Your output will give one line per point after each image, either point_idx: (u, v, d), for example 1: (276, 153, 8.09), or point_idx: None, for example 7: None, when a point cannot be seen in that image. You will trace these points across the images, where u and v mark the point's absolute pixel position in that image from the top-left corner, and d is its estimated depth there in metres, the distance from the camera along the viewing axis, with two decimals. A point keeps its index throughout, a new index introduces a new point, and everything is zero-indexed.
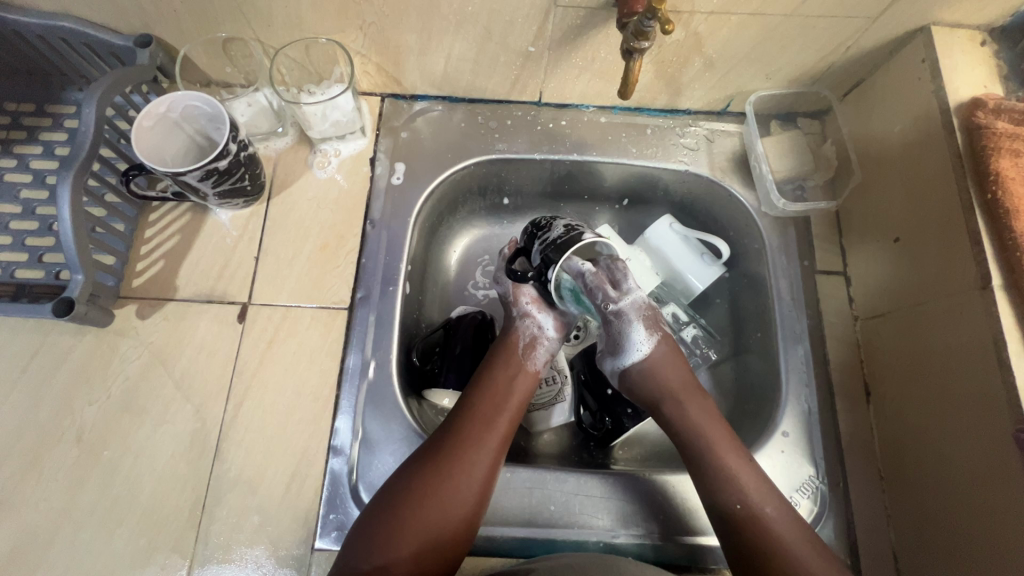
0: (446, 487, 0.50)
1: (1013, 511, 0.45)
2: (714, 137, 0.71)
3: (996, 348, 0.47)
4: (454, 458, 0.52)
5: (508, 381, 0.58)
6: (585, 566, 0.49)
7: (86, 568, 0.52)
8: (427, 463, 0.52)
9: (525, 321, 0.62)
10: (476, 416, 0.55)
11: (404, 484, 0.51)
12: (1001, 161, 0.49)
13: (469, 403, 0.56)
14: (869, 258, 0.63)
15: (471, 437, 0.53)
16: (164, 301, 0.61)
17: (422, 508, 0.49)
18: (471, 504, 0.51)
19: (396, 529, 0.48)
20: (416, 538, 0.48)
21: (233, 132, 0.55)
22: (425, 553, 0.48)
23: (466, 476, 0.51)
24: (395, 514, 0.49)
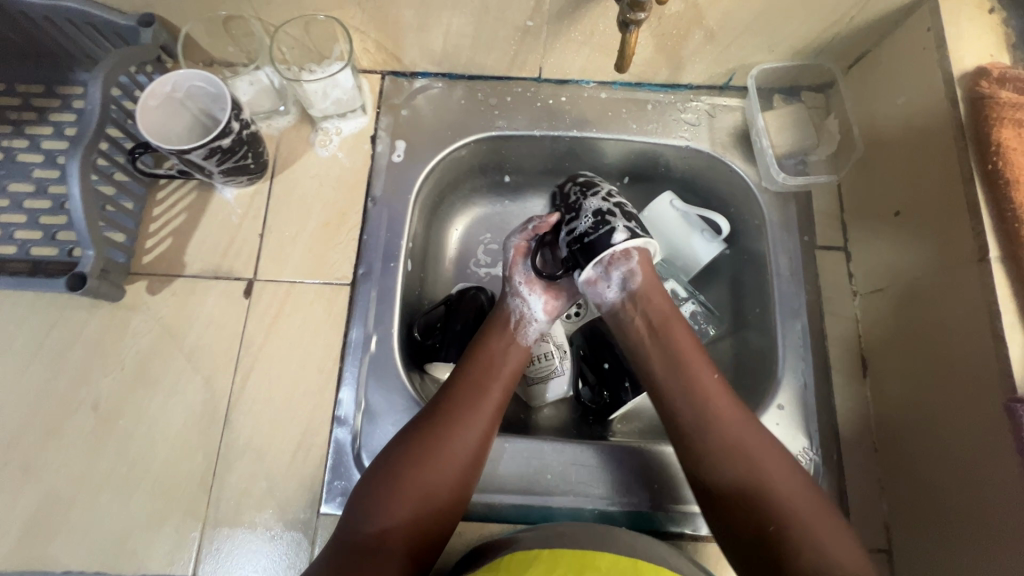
0: (446, 447, 0.52)
1: (1003, 481, 0.45)
2: (716, 112, 0.71)
3: (992, 320, 0.47)
4: (451, 420, 0.54)
5: (501, 351, 0.60)
6: (580, 535, 0.51)
7: (105, 528, 0.55)
8: (422, 430, 0.53)
9: (514, 300, 0.64)
10: (474, 381, 0.57)
11: (401, 449, 0.52)
12: (1004, 132, 0.48)
13: (465, 369, 0.58)
14: (868, 232, 0.63)
15: (465, 403, 0.55)
16: (172, 277, 0.63)
17: (424, 467, 0.51)
18: (466, 469, 0.52)
19: (395, 495, 0.50)
20: (419, 496, 0.50)
21: (235, 110, 0.56)
22: (428, 509, 0.50)
23: (463, 436, 0.53)
24: (399, 476, 0.51)
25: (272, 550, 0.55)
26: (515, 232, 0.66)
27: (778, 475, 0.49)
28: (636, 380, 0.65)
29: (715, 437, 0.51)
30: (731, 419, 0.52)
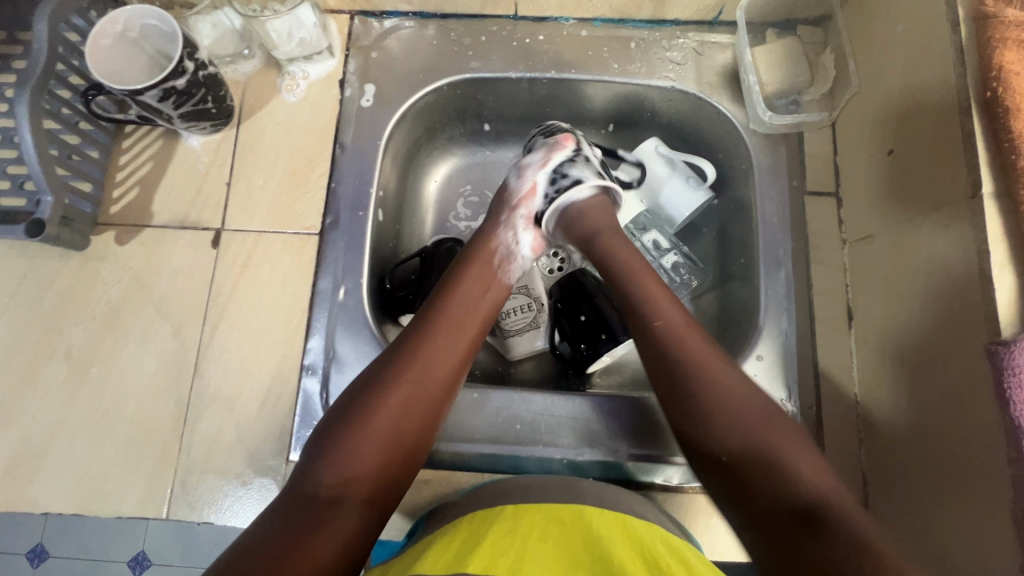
0: (413, 377, 0.49)
1: (980, 428, 0.43)
2: (704, 50, 0.66)
3: (980, 259, 0.44)
4: (420, 351, 0.51)
5: (479, 295, 0.57)
6: (543, 486, 0.50)
7: (81, 472, 0.56)
8: (392, 373, 0.49)
9: (507, 232, 0.61)
10: (447, 313, 0.54)
11: (368, 393, 0.48)
12: (1007, 55, 0.43)
13: (438, 302, 0.55)
14: (860, 175, 0.59)
15: (436, 344, 0.52)
16: (140, 227, 0.62)
17: (389, 397, 0.48)
18: (433, 413, 0.50)
19: (359, 445, 0.46)
20: (385, 429, 0.47)
21: (187, 48, 0.54)
22: (393, 445, 0.47)
23: (432, 366, 0.50)
24: (361, 407, 0.48)
25: (242, 495, 0.56)
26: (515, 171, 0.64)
27: (757, 412, 0.46)
28: (612, 332, 0.63)
29: (699, 377, 0.48)
30: (710, 360, 0.48)
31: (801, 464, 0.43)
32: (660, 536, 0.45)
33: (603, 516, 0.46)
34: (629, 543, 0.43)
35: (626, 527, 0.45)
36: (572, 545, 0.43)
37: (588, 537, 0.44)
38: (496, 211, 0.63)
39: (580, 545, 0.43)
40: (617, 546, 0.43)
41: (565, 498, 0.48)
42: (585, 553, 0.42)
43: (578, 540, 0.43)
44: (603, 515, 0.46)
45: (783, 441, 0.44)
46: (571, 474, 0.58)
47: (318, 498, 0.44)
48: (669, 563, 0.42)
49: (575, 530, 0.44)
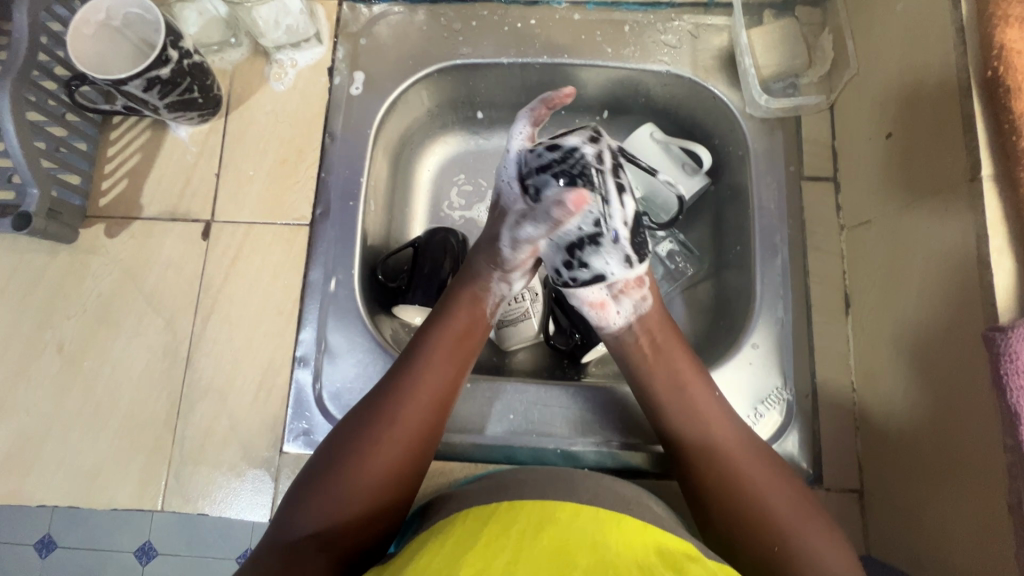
0: (396, 422, 0.49)
1: (976, 417, 0.43)
2: (699, 33, 0.65)
3: (979, 245, 0.43)
4: (405, 391, 0.50)
5: (467, 333, 0.55)
6: (538, 483, 0.49)
7: (76, 465, 0.56)
8: (374, 420, 0.49)
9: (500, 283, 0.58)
10: (437, 351, 0.53)
11: (350, 441, 0.48)
12: (1008, 33, 0.42)
13: (428, 336, 0.54)
14: (858, 160, 0.58)
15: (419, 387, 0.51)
16: (130, 220, 0.62)
17: (374, 442, 0.47)
18: (413, 456, 0.49)
19: (336, 494, 0.45)
20: (366, 475, 0.46)
21: (170, 36, 0.53)
22: (373, 491, 0.46)
23: (418, 407, 0.50)
24: (347, 451, 0.47)
25: (236, 487, 0.56)
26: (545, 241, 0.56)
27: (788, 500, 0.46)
28: None
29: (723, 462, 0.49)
30: (737, 445, 0.49)
31: (818, 544, 0.44)
32: (656, 537, 0.44)
33: (600, 515, 0.45)
34: (625, 543, 0.42)
35: (622, 526, 0.44)
36: (568, 541, 0.41)
37: (583, 536, 0.42)
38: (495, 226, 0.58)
39: (575, 543, 0.41)
40: (613, 546, 0.42)
41: (561, 494, 0.47)
42: (579, 550, 0.41)
43: (574, 539, 0.42)
44: (600, 514, 0.45)
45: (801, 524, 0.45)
46: (567, 463, 0.57)
47: (299, 544, 0.44)
48: (666, 565, 0.40)
49: (571, 527, 0.43)
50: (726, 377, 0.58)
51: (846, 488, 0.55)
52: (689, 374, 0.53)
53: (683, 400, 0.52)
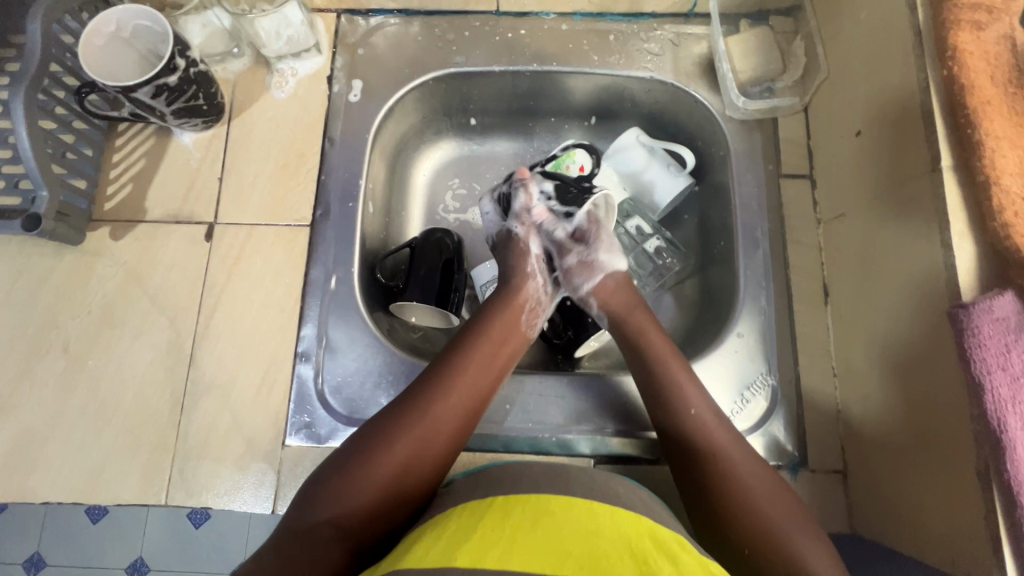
0: (430, 421, 0.51)
1: (945, 391, 0.45)
2: (680, 41, 0.69)
3: (941, 229, 0.46)
4: (439, 393, 0.52)
5: (501, 343, 0.58)
6: (532, 473, 0.50)
7: (80, 463, 0.57)
8: (406, 412, 0.51)
9: (531, 283, 0.63)
10: (469, 358, 0.55)
11: (385, 431, 0.50)
12: (961, 36, 0.46)
13: (464, 347, 0.56)
14: (832, 157, 0.61)
15: (452, 389, 0.53)
16: (134, 223, 0.63)
17: (406, 437, 0.49)
18: (444, 454, 0.51)
19: (363, 482, 0.47)
20: (395, 465, 0.48)
21: (178, 45, 0.56)
22: (402, 480, 0.48)
23: (450, 409, 0.52)
24: (379, 443, 0.49)
25: (239, 481, 0.57)
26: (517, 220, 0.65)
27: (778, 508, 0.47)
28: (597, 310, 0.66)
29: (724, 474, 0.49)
30: (735, 455, 0.51)
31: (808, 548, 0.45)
32: (648, 534, 0.44)
33: (595, 513, 0.45)
34: (618, 538, 0.42)
35: (616, 524, 0.44)
36: (562, 535, 0.42)
37: (577, 530, 0.42)
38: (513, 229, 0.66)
39: (568, 534, 0.42)
40: (607, 540, 0.42)
41: (556, 489, 0.48)
42: (574, 543, 0.41)
43: (568, 532, 0.42)
44: (594, 511, 0.45)
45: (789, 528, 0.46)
46: (562, 452, 0.59)
47: (317, 529, 0.45)
48: (661, 560, 0.40)
49: (566, 521, 0.43)
50: (713, 364, 0.61)
51: (831, 469, 0.57)
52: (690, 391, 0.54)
53: (692, 418, 0.53)
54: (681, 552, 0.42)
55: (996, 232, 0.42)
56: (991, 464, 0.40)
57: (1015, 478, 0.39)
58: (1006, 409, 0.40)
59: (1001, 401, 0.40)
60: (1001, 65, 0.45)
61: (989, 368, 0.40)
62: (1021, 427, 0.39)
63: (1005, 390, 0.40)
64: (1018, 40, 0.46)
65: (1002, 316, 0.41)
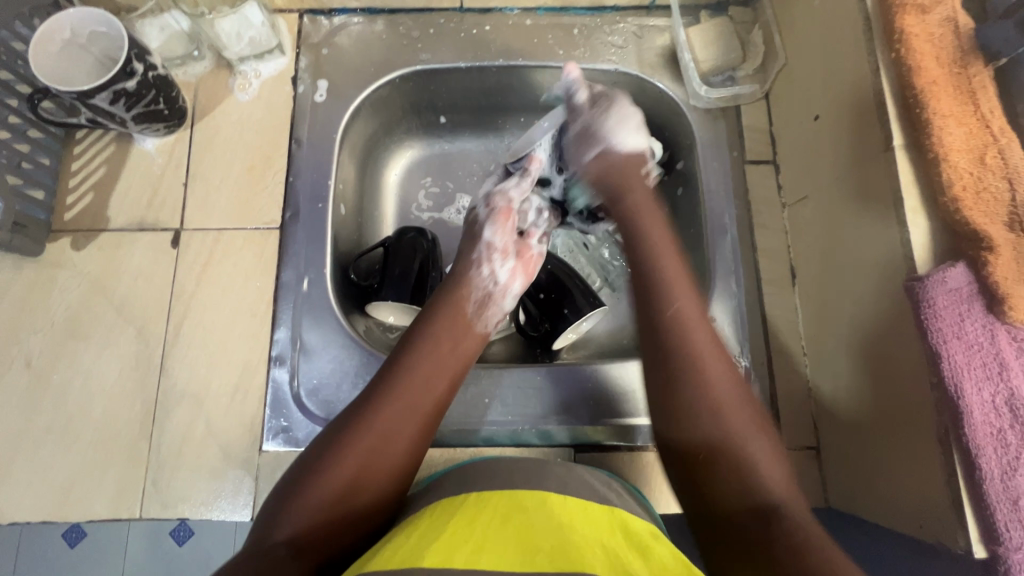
0: (380, 433, 0.47)
1: (907, 364, 0.46)
2: (643, 33, 0.70)
3: (896, 206, 0.47)
4: (389, 396, 0.49)
5: (452, 340, 0.55)
6: (510, 466, 0.49)
7: (47, 479, 0.56)
8: (352, 419, 0.47)
9: (481, 272, 0.60)
10: (417, 357, 0.52)
11: (331, 441, 0.46)
12: (906, 19, 0.47)
13: (409, 348, 0.53)
14: (793, 142, 0.63)
15: (403, 389, 0.50)
16: (97, 232, 0.62)
17: (357, 452, 0.45)
18: (398, 461, 0.47)
19: (307, 494, 0.43)
20: (344, 478, 0.44)
21: (135, 49, 0.55)
22: (352, 493, 0.44)
23: (405, 411, 0.49)
24: (326, 456, 0.45)
25: (217, 490, 0.56)
26: (498, 261, 0.61)
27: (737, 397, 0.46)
28: (574, 305, 0.65)
29: (693, 374, 0.47)
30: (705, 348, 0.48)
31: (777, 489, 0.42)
32: (620, 522, 0.43)
33: (569, 507, 0.43)
34: (589, 529, 0.41)
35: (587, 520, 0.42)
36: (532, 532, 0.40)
37: (549, 526, 0.41)
38: (468, 251, 0.61)
39: (541, 531, 0.40)
40: (579, 534, 0.40)
41: (529, 484, 0.46)
42: (544, 538, 0.40)
43: (537, 525, 0.41)
44: (565, 504, 0.44)
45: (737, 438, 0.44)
46: (542, 442, 0.60)
47: (274, 550, 0.41)
48: (628, 553, 0.39)
49: (537, 516, 0.42)
50: None
51: (804, 446, 0.59)
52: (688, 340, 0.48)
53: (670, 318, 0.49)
54: (650, 541, 0.41)
55: (946, 206, 0.44)
56: (950, 429, 0.42)
57: (972, 440, 0.40)
58: (962, 374, 0.41)
59: (956, 368, 0.41)
60: (945, 47, 0.47)
61: (944, 337, 0.42)
62: (976, 392, 0.41)
63: (960, 358, 0.42)
64: (961, 20, 0.48)
65: (954, 287, 0.42)
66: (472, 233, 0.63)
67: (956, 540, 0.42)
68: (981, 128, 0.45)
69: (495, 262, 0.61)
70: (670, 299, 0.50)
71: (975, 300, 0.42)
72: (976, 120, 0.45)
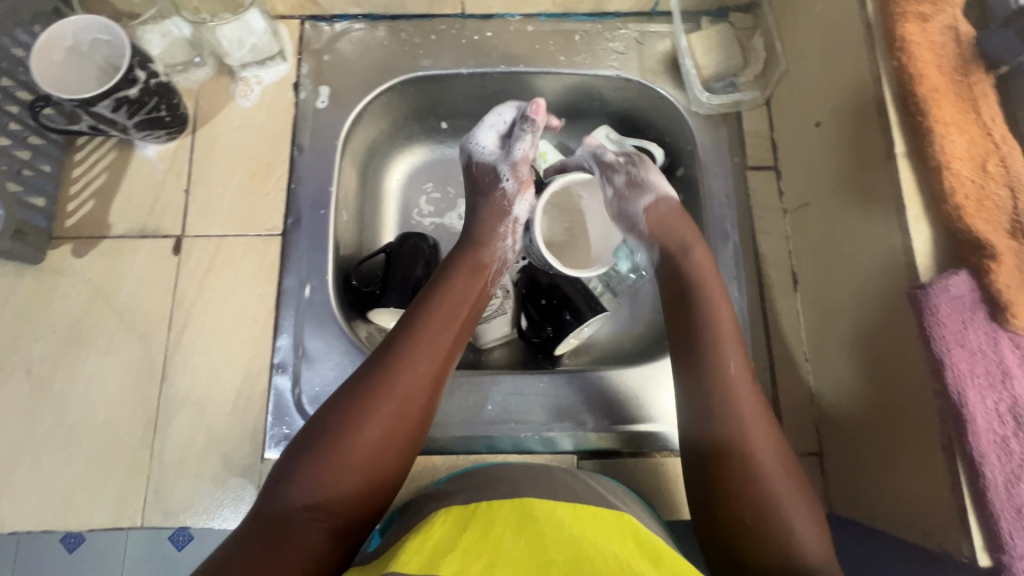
0: (394, 398, 0.48)
1: (909, 371, 0.46)
2: (645, 39, 0.70)
3: (898, 214, 0.47)
4: (401, 368, 0.49)
5: (462, 304, 0.55)
6: (517, 475, 0.49)
7: (49, 487, 0.55)
8: (365, 384, 0.48)
9: (503, 241, 0.61)
10: (428, 321, 0.53)
11: (345, 406, 0.47)
12: (908, 27, 0.47)
13: (420, 311, 0.53)
14: (795, 148, 0.63)
15: (414, 353, 0.50)
16: (98, 239, 0.62)
17: (373, 418, 0.46)
18: (413, 423, 0.48)
19: (326, 460, 0.45)
20: (363, 442, 0.46)
21: (138, 56, 0.55)
22: (371, 456, 0.46)
23: (415, 384, 0.49)
24: (342, 422, 0.46)
25: (219, 498, 0.56)
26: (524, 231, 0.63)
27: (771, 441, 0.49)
28: (576, 311, 0.65)
29: (731, 416, 0.49)
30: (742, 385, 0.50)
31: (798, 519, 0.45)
32: (631, 531, 0.43)
33: (580, 517, 0.43)
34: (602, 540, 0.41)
35: (600, 530, 0.42)
36: (544, 540, 0.40)
37: (561, 535, 0.41)
38: (490, 219, 0.61)
39: (553, 540, 0.40)
40: (592, 543, 0.40)
41: (540, 492, 0.46)
42: (556, 547, 0.40)
43: (549, 534, 0.41)
44: (576, 514, 0.43)
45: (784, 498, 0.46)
46: (545, 450, 0.60)
47: (295, 514, 0.43)
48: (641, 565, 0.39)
49: (547, 526, 0.42)
50: None
51: (807, 451, 0.59)
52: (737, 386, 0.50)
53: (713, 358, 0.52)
54: (661, 549, 0.41)
55: (949, 214, 0.44)
56: (954, 437, 0.42)
57: (976, 449, 0.40)
58: (965, 382, 0.41)
59: (960, 376, 0.41)
60: (947, 55, 0.47)
61: (948, 345, 0.42)
62: (980, 400, 0.41)
63: (964, 365, 0.42)
64: (962, 28, 0.48)
65: (957, 295, 0.42)
66: (488, 187, 0.63)
67: (960, 547, 0.42)
68: (982, 136, 0.45)
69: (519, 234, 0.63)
70: (720, 344, 0.52)
71: (979, 308, 0.43)
72: (977, 128, 0.45)
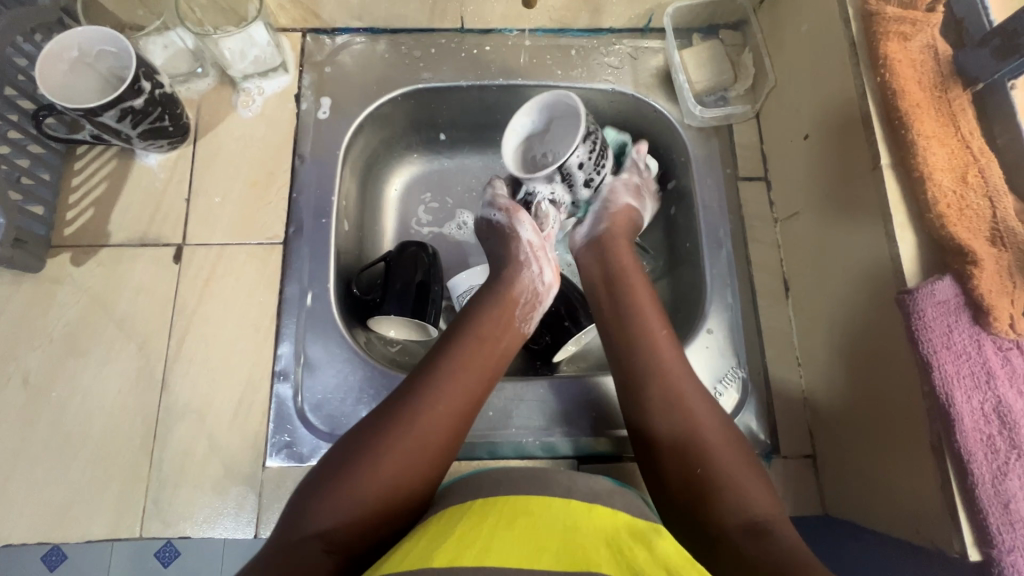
0: (417, 431, 0.48)
1: (899, 373, 0.48)
2: (638, 54, 0.72)
3: (885, 221, 0.49)
4: (421, 403, 0.50)
5: (488, 345, 0.56)
6: (519, 476, 0.49)
7: (44, 497, 0.55)
8: (391, 417, 0.49)
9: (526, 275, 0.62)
10: (455, 361, 0.54)
11: (369, 436, 0.48)
12: (890, 45, 0.50)
13: (447, 350, 0.55)
14: (784, 160, 0.65)
15: (439, 389, 0.51)
16: (97, 248, 0.62)
17: (394, 449, 0.47)
18: (435, 457, 0.49)
19: (344, 487, 0.45)
20: (383, 471, 0.46)
21: (143, 68, 0.56)
22: (390, 488, 0.46)
23: (440, 419, 0.50)
24: (364, 451, 0.47)
25: (219, 507, 0.55)
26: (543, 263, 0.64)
27: (708, 417, 0.51)
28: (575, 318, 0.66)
29: (658, 385, 0.53)
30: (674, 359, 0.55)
31: (741, 483, 0.47)
32: (624, 521, 0.44)
33: (575, 513, 0.44)
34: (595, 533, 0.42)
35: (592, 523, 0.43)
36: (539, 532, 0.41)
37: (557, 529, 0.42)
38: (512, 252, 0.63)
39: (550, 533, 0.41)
40: (586, 536, 0.41)
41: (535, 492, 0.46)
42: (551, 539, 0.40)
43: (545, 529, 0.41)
44: (570, 511, 0.44)
45: (713, 451, 0.49)
46: (545, 454, 0.61)
47: (306, 540, 0.42)
48: (633, 545, 0.41)
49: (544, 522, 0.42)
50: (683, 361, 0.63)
51: (801, 454, 0.61)
52: (673, 371, 0.54)
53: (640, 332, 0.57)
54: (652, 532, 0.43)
55: (933, 223, 0.46)
56: (942, 435, 0.44)
57: (964, 447, 0.42)
58: (951, 383, 0.43)
59: (947, 376, 0.43)
60: (926, 72, 0.50)
61: (935, 348, 0.44)
62: (966, 400, 0.43)
63: (950, 367, 0.43)
64: (940, 47, 0.50)
65: (942, 299, 0.44)
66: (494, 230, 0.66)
67: (951, 542, 0.43)
68: (962, 148, 0.48)
69: (545, 258, 0.64)
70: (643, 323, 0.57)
71: (963, 313, 0.44)
72: (957, 141, 0.48)
